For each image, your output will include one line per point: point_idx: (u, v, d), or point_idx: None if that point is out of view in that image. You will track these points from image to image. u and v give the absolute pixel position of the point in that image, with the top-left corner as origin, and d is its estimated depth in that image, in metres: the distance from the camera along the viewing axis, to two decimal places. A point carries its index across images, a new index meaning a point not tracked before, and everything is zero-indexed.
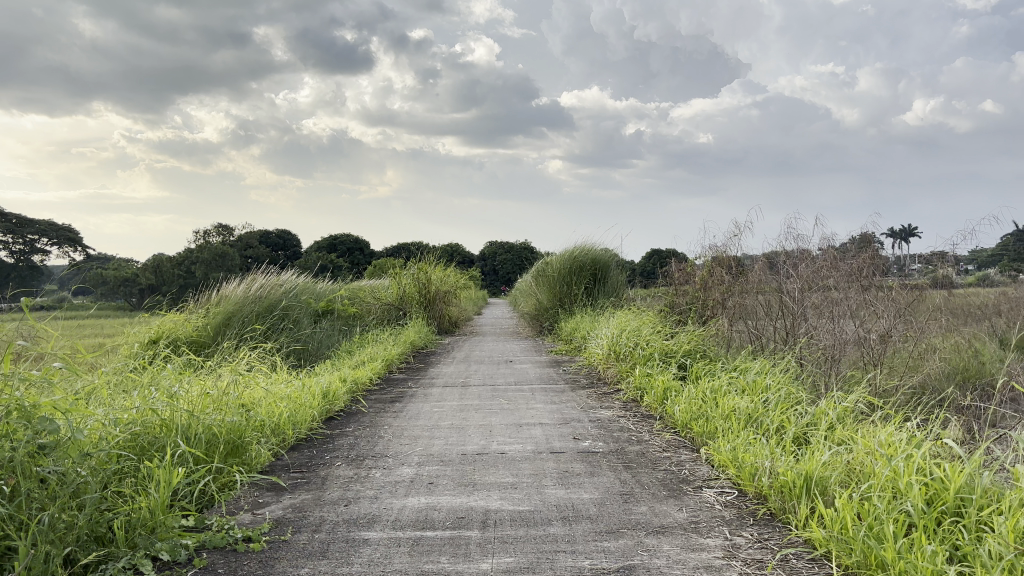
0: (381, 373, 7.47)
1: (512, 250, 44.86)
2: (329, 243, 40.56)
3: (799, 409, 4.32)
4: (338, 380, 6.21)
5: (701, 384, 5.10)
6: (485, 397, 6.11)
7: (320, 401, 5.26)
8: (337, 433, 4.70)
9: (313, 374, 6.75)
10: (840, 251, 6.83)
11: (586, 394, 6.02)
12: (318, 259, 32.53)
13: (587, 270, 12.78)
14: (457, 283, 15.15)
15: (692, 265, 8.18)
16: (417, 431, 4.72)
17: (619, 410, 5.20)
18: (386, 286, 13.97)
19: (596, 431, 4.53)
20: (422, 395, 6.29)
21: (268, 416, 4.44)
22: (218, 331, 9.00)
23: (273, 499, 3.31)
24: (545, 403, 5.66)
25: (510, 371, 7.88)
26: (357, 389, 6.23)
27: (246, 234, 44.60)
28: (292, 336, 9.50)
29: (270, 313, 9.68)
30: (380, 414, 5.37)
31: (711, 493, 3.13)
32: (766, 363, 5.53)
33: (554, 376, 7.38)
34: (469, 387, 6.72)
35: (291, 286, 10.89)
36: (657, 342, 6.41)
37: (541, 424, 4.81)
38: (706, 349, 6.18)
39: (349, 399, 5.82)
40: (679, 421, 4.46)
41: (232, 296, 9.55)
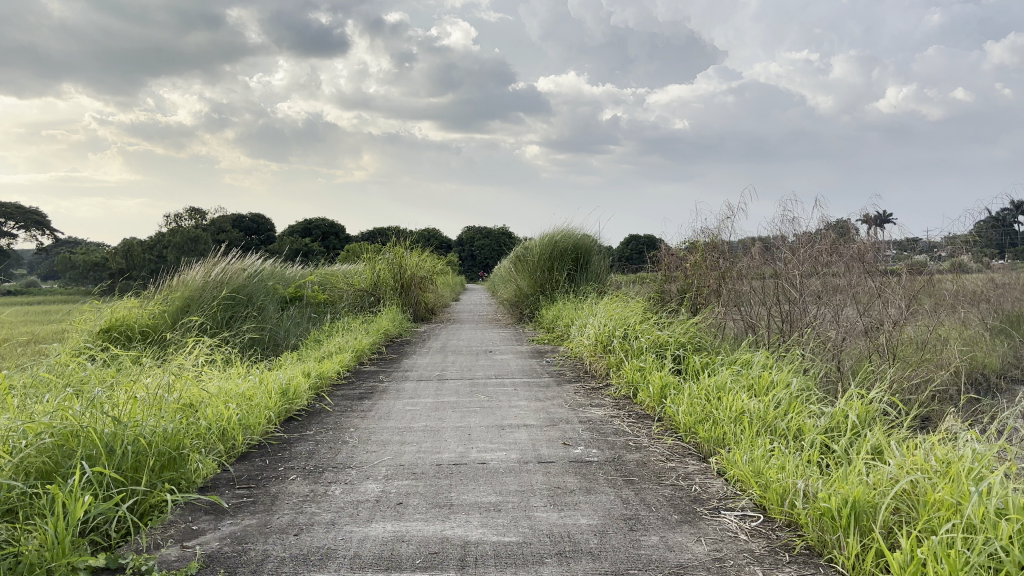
0: (350, 364, 6.92)
1: (490, 236, 44.27)
2: (304, 227, 39.81)
3: (818, 411, 3.84)
4: (300, 374, 5.66)
5: (701, 379, 4.62)
6: (463, 392, 5.60)
7: (277, 399, 4.72)
8: (296, 438, 4.16)
9: (274, 368, 6.17)
10: (843, 234, 6.37)
11: (573, 390, 5.53)
12: (293, 244, 31.81)
13: (569, 254, 12.28)
14: (434, 268, 14.61)
15: (683, 249, 7.69)
16: (386, 435, 4.19)
17: (612, 409, 4.71)
18: (359, 272, 13.36)
19: (588, 435, 4.03)
20: (394, 391, 5.76)
21: (213, 420, 3.90)
22: (177, 319, 8.37)
23: (210, 526, 2.76)
24: (529, 400, 5.16)
25: (489, 364, 7.36)
26: (321, 384, 5.68)
27: (219, 218, 43.67)
28: (257, 326, 8.92)
29: (233, 301, 9.06)
30: (346, 414, 4.84)
31: (733, 519, 2.65)
32: (771, 356, 5.05)
33: (537, 368, 6.89)
34: (446, 382, 6.20)
35: (256, 270, 10.27)
36: (649, 333, 5.91)
37: (526, 426, 4.31)
38: (703, 340, 5.69)
39: (312, 396, 5.27)
40: (681, 424, 3.97)
41: (191, 281, 8.94)
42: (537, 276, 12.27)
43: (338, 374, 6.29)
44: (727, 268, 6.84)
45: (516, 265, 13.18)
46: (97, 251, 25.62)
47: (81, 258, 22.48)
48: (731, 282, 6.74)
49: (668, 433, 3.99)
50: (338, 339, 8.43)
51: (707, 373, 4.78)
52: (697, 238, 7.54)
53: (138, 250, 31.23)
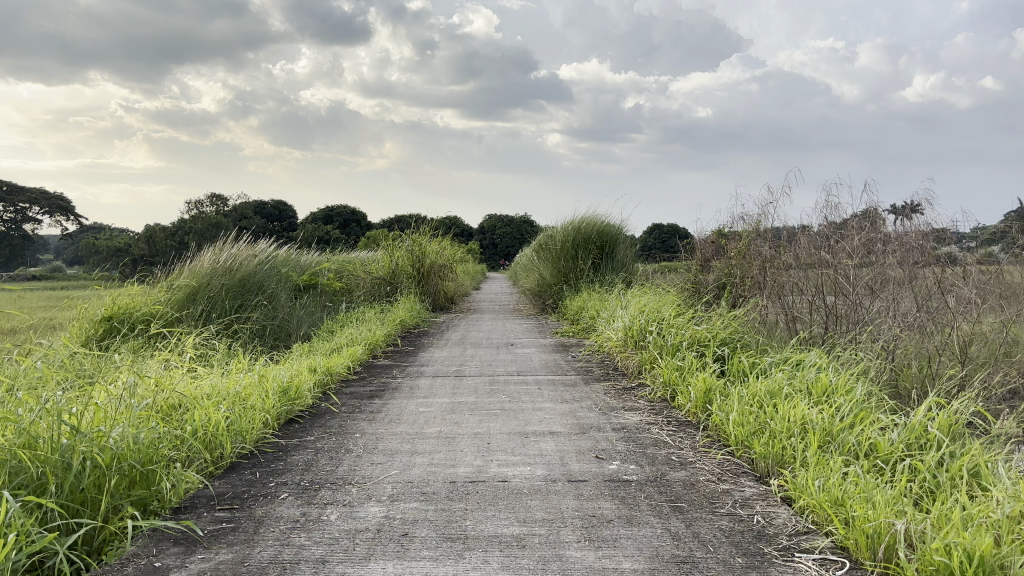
0: (361, 358, 6.46)
1: (512, 225, 43.82)
2: (324, 215, 39.48)
3: (893, 424, 3.32)
4: (305, 370, 5.20)
5: (750, 381, 4.11)
6: (482, 392, 5.11)
7: (277, 399, 4.26)
8: (294, 445, 3.70)
9: (279, 363, 5.72)
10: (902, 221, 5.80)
11: (602, 391, 5.03)
12: (313, 232, 31.51)
13: (594, 242, 11.75)
14: (454, 257, 14.13)
15: (721, 236, 7.15)
16: (395, 442, 3.71)
17: (649, 416, 4.20)
18: (377, 259, 12.91)
19: (624, 448, 3.53)
20: (407, 389, 5.28)
21: (198, 424, 3.44)
22: (184, 309, 7.93)
23: (176, 562, 2.29)
24: (555, 402, 4.67)
25: (510, 358, 6.87)
26: (328, 381, 5.21)
27: (240, 206, 43.49)
28: (266, 318, 8.47)
29: (243, 290, 8.61)
30: (352, 416, 4.37)
31: (811, 565, 2.15)
32: (828, 357, 4.53)
33: (561, 364, 6.39)
34: (464, 378, 5.72)
35: (268, 257, 9.82)
36: (688, 327, 5.41)
37: (552, 434, 3.81)
38: (747, 337, 5.16)
39: (317, 394, 4.81)
40: (731, 436, 3.48)
41: (198, 268, 8.50)
42: (560, 265, 11.77)
43: (347, 370, 5.81)
44: (769, 257, 6.30)
45: (539, 253, 12.67)
46: (119, 237, 25.48)
47: (104, 244, 22.32)
48: (773, 272, 6.20)
49: (715, 446, 3.50)
50: (350, 331, 7.97)
51: (757, 374, 4.27)
52: (735, 225, 6.99)
53: (159, 237, 31.10)
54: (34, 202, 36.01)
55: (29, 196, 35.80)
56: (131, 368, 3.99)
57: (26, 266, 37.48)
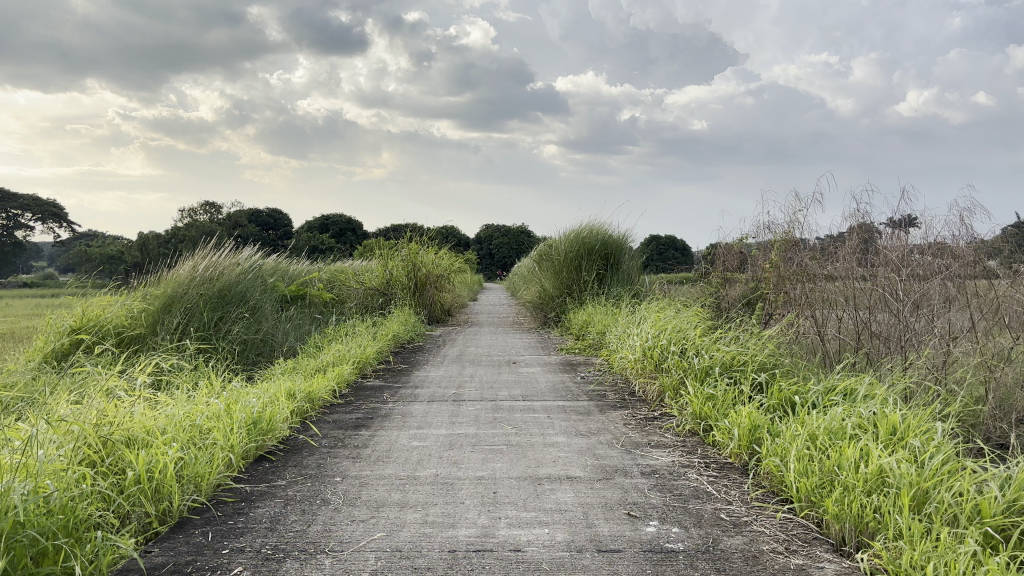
0: (349, 379, 5.83)
1: (510, 235, 43.22)
2: (319, 224, 38.84)
3: (995, 478, 2.72)
4: (282, 395, 4.56)
5: (801, 415, 3.52)
6: (484, 421, 4.49)
7: (243, 432, 3.62)
8: (260, 494, 3.07)
9: (256, 387, 5.08)
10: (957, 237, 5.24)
11: (621, 421, 4.42)
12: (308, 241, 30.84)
13: (598, 253, 11.14)
14: (451, 267, 13.50)
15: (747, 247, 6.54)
16: (382, 491, 3.08)
17: (683, 456, 3.59)
18: (371, 269, 12.29)
19: (660, 502, 2.91)
20: (399, 416, 4.64)
21: (140, 470, 2.81)
22: (159, 321, 7.27)
23: None
24: (568, 436, 4.04)
25: (514, 379, 6.24)
26: (308, 408, 4.57)
27: (235, 213, 42.86)
28: (249, 331, 7.82)
29: (224, 301, 7.95)
30: (334, 454, 3.74)
31: None
32: (884, 386, 3.94)
33: (570, 387, 5.76)
34: (464, 404, 5.09)
35: (252, 267, 9.18)
36: (718, 349, 4.79)
37: (571, 482, 3.18)
38: (786, 362, 4.55)
39: (294, 426, 4.18)
40: (792, 488, 2.86)
41: (175, 276, 7.86)
42: (562, 277, 11.15)
43: (331, 394, 5.17)
44: (803, 270, 5.70)
45: (539, 264, 12.06)
46: (112, 243, 24.81)
47: (96, 249, 21.59)
48: (807, 286, 5.60)
49: (771, 500, 2.88)
50: (338, 347, 7.33)
51: (808, 408, 3.67)
52: (761, 237, 6.39)
53: (152, 244, 30.48)
54: (26, 208, 35.33)
55: (21, 200, 35.12)
56: (66, 406, 3.35)
57: (17, 273, 36.75)
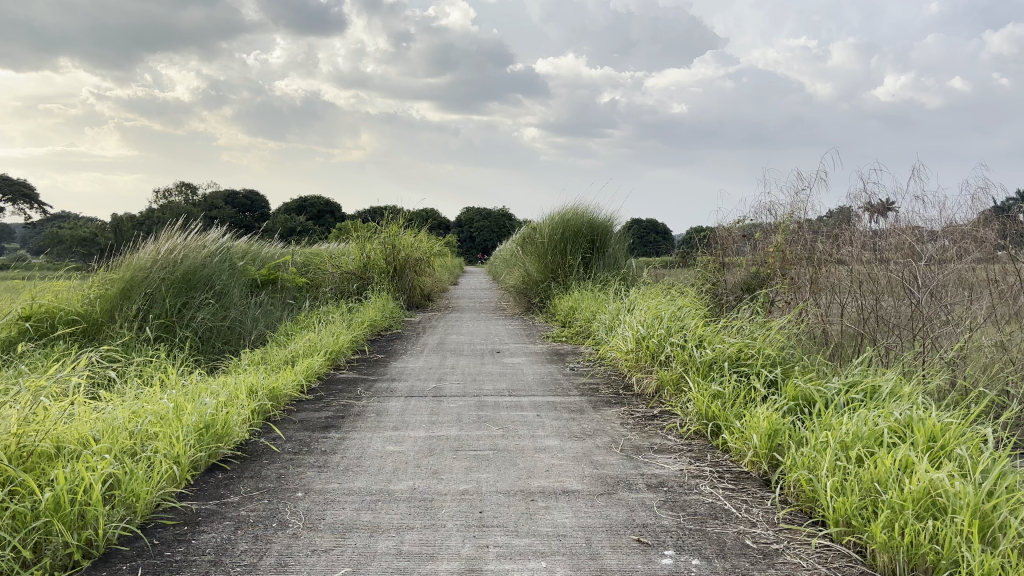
0: (319, 372, 5.39)
1: (491, 219, 42.70)
2: (297, 205, 38.17)
3: None
4: (242, 393, 4.12)
5: (825, 418, 3.14)
6: (467, 420, 4.06)
7: (192, 440, 3.16)
8: (208, 515, 2.63)
9: (214, 382, 4.63)
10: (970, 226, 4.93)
11: (618, 421, 4.01)
12: (285, 223, 30.22)
13: (583, 236, 10.72)
14: (430, 250, 13.04)
15: (749, 230, 6.15)
16: (351, 512, 2.66)
17: (691, 464, 3.20)
18: (347, 252, 11.81)
19: (673, 524, 2.51)
20: (372, 415, 4.21)
21: (59, 492, 2.36)
22: (116, 308, 6.79)
23: None
24: (561, 439, 3.63)
25: (498, 370, 5.82)
26: (271, 407, 4.13)
27: (210, 195, 42.03)
28: (215, 318, 7.34)
29: (189, 287, 7.46)
30: (297, 463, 3.31)
31: None
32: (910, 385, 3.57)
33: (558, 379, 5.35)
34: (444, 399, 4.66)
35: (219, 249, 8.67)
36: (721, 339, 4.40)
37: (569, 497, 2.77)
38: (796, 357, 4.17)
39: (254, 429, 3.73)
40: (826, 507, 2.48)
41: (136, 259, 7.36)
42: (546, 261, 10.74)
43: (298, 390, 4.72)
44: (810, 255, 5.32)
45: (523, 247, 11.63)
46: (87, 226, 24.11)
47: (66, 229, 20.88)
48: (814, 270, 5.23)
49: (802, 522, 2.50)
50: (309, 335, 6.88)
51: (831, 410, 3.29)
52: (765, 220, 6.00)
53: (125, 226, 29.71)
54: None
55: None
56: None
57: None
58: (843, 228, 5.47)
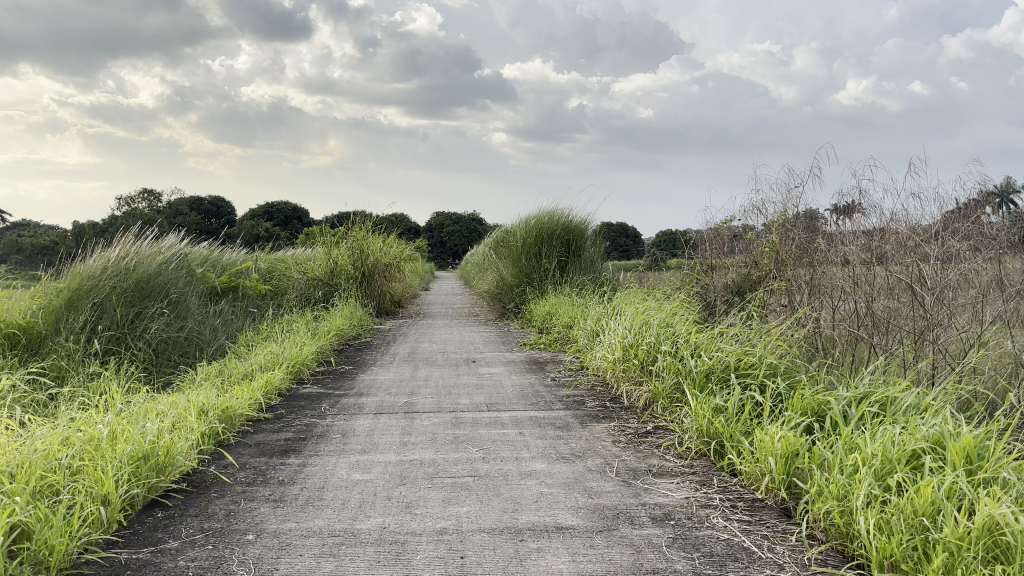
0: (280, 389, 4.97)
1: (461, 223, 42.27)
2: (265, 212, 37.48)
3: None
4: (191, 415, 3.69)
5: (846, 437, 2.81)
6: (443, 441, 3.67)
7: (124, 474, 2.72)
8: (138, 567, 2.21)
9: (162, 402, 4.19)
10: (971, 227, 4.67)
11: (609, 438, 3.65)
12: (252, 230, 29.59)
13: (558, 238, 10.36)
14: (400, 255, 12.61)
15: (737, 230, 5.84)
16: (310, 559, 2.26)
17: (698, 490, 2.84)
18: (314, 258, 11.37)
19: (689, 569, 2.14)
20: (338, 437, 3.80)
21: None
22: (61, 320, 6.30)
23: None
24: (549, 462, 3.25)
25: (474, 382, 5.44)
26: (223, 430, 3.71)
27: (176, 201, 41.18)
28: (170, 329, 6.87)
29: (142, 296, 6.98)
30: (251, 497, 2.90)
31: None
32: (931, 396, 3.25)
33: (540, 391, 4.97)
34: (417, 416, 4.26)
35: (175, 255, 8.19)
36: (718, 347, 4.05)
37: (565, 535, 2.39)
38: (801, 366, 3.84)
39: (203, 457, 3.31)
40: (866, 547, 2.14)
41: (84, 267, 6.86)
42: (521, 264, 10.37)
43: (255, 409, 4.29)
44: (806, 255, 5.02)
45: (496, 251, 11.27)
46: (44, 233, 23.28)
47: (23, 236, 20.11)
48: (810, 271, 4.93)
49: (839, 564, 2.15)
50: (271, 346, 6.43)
51: (849, 427, 2.96)
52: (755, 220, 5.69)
53: (86, 233, 28.89)
54: None
55: None
56: None
57: None
58: (839, 227, 5.17)
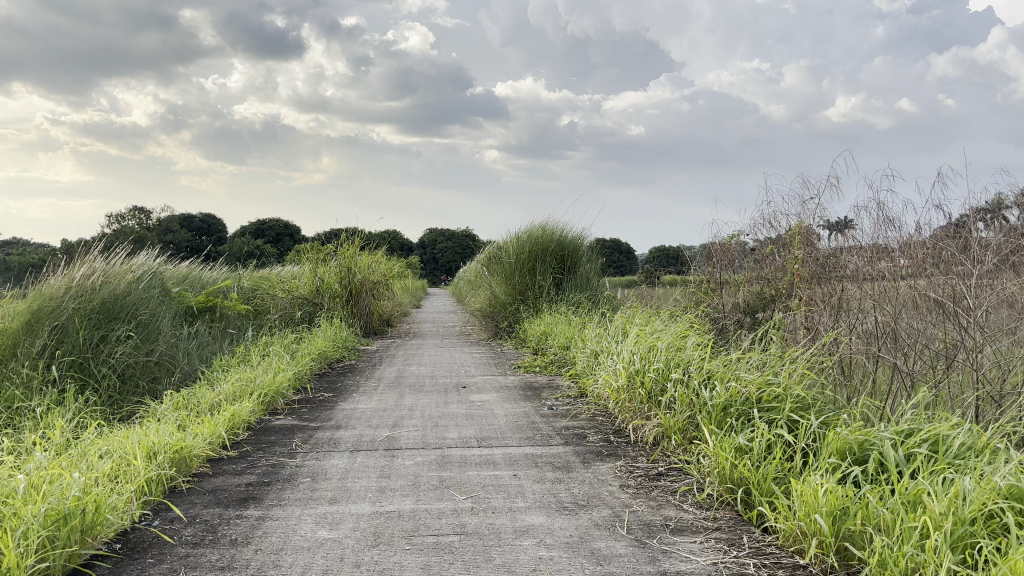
0: (249, 422, 4.48)
1: (454, 240, 41.84)
2: (256, 229, 36.96)
3: None
4: (136, 458, 3.20)
5: (902, 489, 2.37)
6: (426, 487, 3.20)
7: (33, 542, 2.25)
8: None
9: (110, 440, 3.70)
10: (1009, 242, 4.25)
11: (617, 483, 3.19)
12: (241, 246, 29.07)
13: (552, 255, 9.92)
14: (390, 272, 12.15)
15: (750, 246, 5.41)
16: None
17: (726, 553, 2.38)
18: (299, 276, 10.89)
19: None
20: (307, 482, 3.32)
21: None
22: (17, 346, 5.81)
23: None
24: (549, 515, 2.79)
25: (464, 411, 4.96)
26: (173, 475, 3.22)
27: (166, 218, 40.68)
28: (138, 353, 6.38)
29: (108, 318, 6.49)
30: (193, 563, 2.42)
31: None
32: (987, 436, 2.82)
33: (536, 422, 4.51)
34: (399, 454, 3.79)
35: (147, 273, 7.70)
36: (738, 374, 3.61)
37: None
38: (831, 398, 3.40)
39: (143, 512, 2.82)
40: None
41: (46, 287, 6.38)
42: (514, 282, 9.92)
43: (217, 449, 3.80)
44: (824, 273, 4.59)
45: (488, 268, 10.82)
46: (29, 250, 22.73)
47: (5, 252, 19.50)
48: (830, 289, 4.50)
49: None
50: (244, 372, 5.96)
51: (900, 475, 2.53)
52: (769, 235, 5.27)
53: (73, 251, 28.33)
54: None
55: None
56: None
57: None
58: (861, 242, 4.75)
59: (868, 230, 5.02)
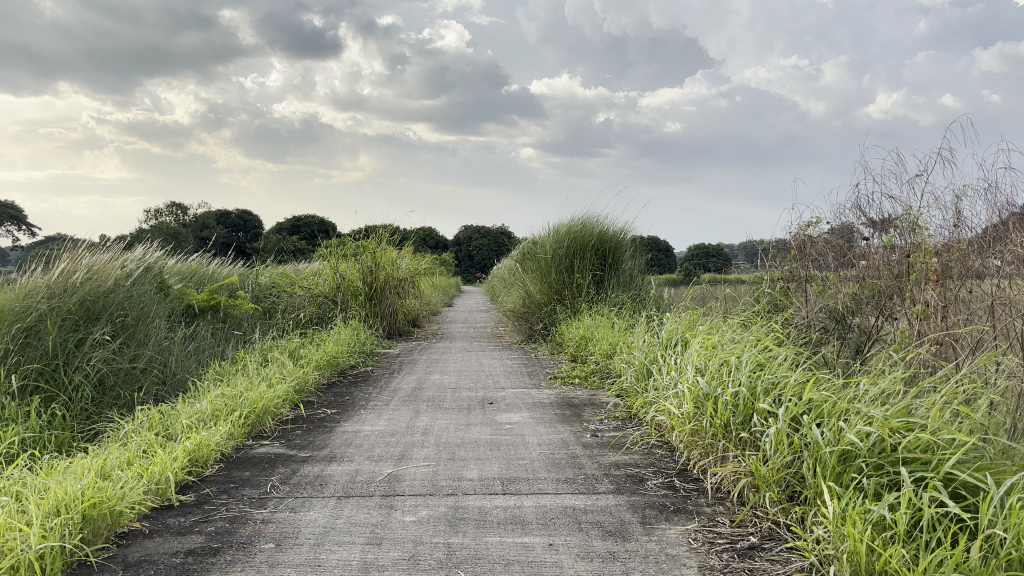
0: (218, 454, 3.62)
1: (489, 237, 40.95)
2: (292, 225, 36.41)
3: None
4: (28, 519, 2.35)
5: None
6: (428, 566, 2.29)
7: None
8: None
9: (21, 483, 2.85)
10: None
11: (697, 566, 2.28)
12: (273, 243, 28.43)
13: (593, 250, 8.97)
14: (418, 267, 11.27)
15: (838, 238, 4.42)
16: None
17: None
18: (319, 273, 10.06)
19: None
20: (267, 551, 2.44)
21: None
22: None
23: None
24: None
25: (489, 437, 4.05)
26: (81, 544, 2.36)
27: (204, 214, 40.40)
28: (118, 359, 5.56)
29: (88, 318, 5.67)
30: None
31: None
32: None
33: (575, 456, 3.58)
34: (399, 506, 2.89)
35: (143, 266, 6.89)
36: (858, 408, 2.70)
37: None
38: (992, 449, 2.49)
39: None
40: None
41: (18, 283, 5.58)
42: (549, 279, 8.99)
43: (160, 499, 2.94)
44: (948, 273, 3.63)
45: (523, 264, 9.91)
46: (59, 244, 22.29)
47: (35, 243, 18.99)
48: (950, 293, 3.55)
49: None
50: (235, 383, 5.10)
51: None
52: (864, 225, 4.30)
53: None
54: None
55: None
56: None
57: None
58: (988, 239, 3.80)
59: (992, 218, 4.04)
